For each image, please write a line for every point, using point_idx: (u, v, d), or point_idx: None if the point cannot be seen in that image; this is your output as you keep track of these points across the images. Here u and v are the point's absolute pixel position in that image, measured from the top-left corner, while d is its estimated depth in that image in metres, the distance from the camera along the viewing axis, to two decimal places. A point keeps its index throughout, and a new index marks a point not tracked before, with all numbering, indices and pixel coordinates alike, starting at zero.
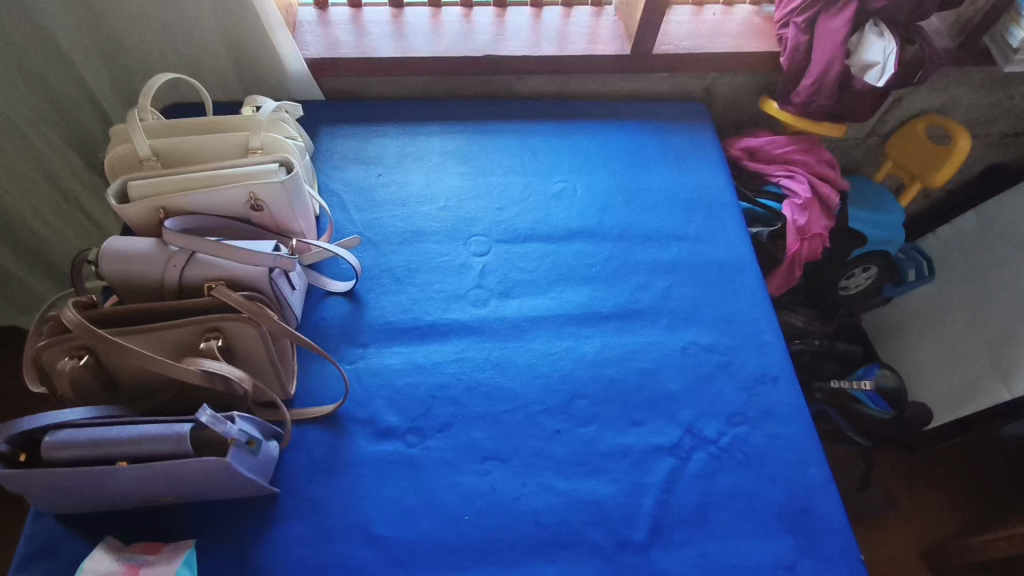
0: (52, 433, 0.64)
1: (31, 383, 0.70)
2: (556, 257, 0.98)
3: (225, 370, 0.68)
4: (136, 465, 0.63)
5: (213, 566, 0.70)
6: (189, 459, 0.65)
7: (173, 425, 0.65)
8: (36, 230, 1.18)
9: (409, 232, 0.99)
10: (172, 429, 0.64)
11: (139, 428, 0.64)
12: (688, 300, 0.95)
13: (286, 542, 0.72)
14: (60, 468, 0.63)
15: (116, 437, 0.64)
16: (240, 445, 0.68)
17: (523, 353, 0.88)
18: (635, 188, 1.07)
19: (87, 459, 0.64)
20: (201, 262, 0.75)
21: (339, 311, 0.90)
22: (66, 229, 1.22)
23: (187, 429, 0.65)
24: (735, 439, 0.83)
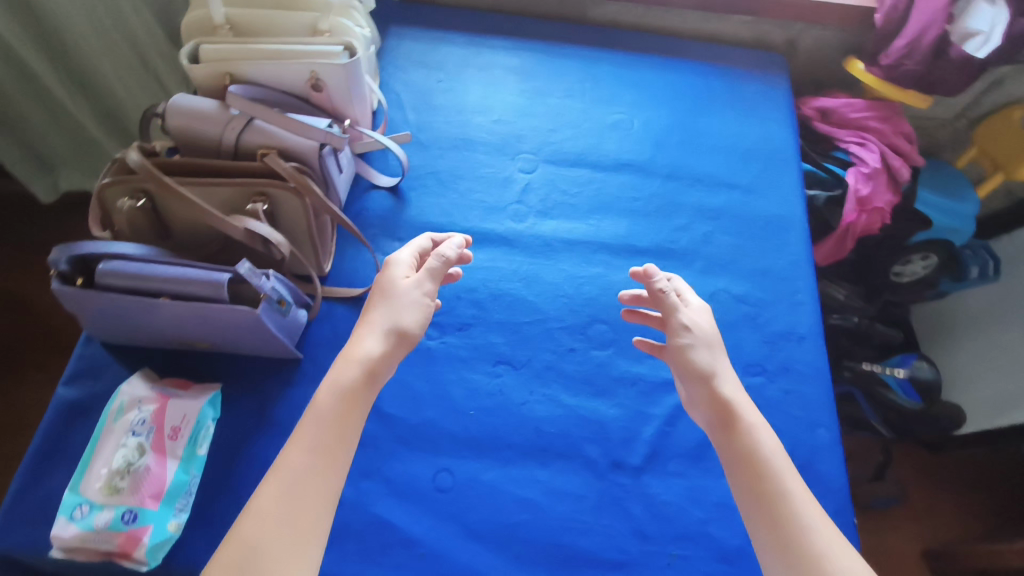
0: (105, 262, 0.69)
1: (94, 226, 0.75)
2: (601, 185, 0.97)
3: (267, 233, 0.71)
4: (176, 302, 0.68)
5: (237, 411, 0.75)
6: (224, 306, 0.69)
7: (214, 273, 0.69)
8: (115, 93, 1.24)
9: (460, 140, 0.99)
10: (212, 276, 0.69)
11: (182, 271, 0.69)
12: (727, 248, 0.94)
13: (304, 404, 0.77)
14: (110, 294, 0.68)
15: (161, 274, 0.68)
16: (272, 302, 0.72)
17: (552, 272, 0.89)
18: (695, 128, 1.03)
19: (133, 289, 0.69)
20: (257, 129, 0.77)
21: (382, 204, 0.93)
22: (142, 96, 1.27)
23: (225, 279, 0.69)
24: (748, 388, 0.83)
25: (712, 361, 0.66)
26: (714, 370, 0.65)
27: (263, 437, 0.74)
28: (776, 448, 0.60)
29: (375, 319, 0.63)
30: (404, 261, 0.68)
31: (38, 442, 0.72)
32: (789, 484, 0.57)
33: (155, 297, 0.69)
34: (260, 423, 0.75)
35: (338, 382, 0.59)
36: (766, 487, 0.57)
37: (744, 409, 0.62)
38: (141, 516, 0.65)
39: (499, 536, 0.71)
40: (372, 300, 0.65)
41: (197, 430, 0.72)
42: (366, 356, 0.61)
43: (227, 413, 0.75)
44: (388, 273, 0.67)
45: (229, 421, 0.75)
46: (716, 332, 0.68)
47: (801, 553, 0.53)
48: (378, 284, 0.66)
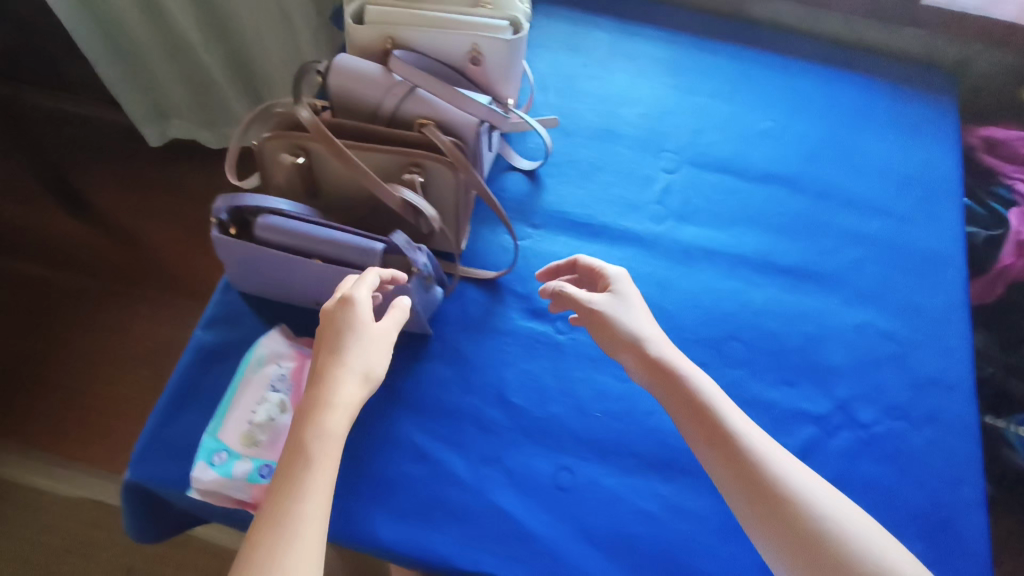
0: (264, 216, 0.69)
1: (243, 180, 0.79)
2: (747, 196, 0.93)
3: (421, 206, 0.70)
4: (329, 265, 0.68)
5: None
6: (374, 275, 0.69)
7: (369, 240, 0.68)
8: (251, 38, 1.31)
9: (603, 131, 0.96)
10: (367, 244, 0.68)
11: (337, 234, 0.68)
12: (876, 278, 0.88)
13: (433, 379, 0.77)
14: (266, 248, 0.69)
15: (316, 235, 0.68)
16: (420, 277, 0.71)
17: (689, 280, 0.86)
18: (853, 147, 0.97)
19: (287, 247, 0.69)
20: (419, 98, 0.75)
21: (519, 187, 0.91)
22: (273, 45, 1.32)
23: (379, 249, 0.68)
24: (889, 432, 0.78)
25: (636, 323, 0.67)
26: (642, 334, 0.66)
27: (393, 407, 0.75)
28: (712, 389, 0.63)
29: (341, 364, 0.58)
30: (365, 288, 0.62)
31: (174, 380, 0.73)
32: (732, 422, 0.61)
33: (307, 258, 0.69)
34: (391, 390, 0.76)
35: (323, 433, 0.55)
36: (713, 429, 0.61)
37: (671, 357, 0.65)
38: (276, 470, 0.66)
39: (618, 546, 0.69)
40: (328, 344, 0.60)
41: None
42: (345, 407, 0.57)
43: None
44: (335, 315, 0.60)
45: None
46: (632, 290, 0.70)
47: (765, 479, 0.57)
48: (331, 326, 0.60)
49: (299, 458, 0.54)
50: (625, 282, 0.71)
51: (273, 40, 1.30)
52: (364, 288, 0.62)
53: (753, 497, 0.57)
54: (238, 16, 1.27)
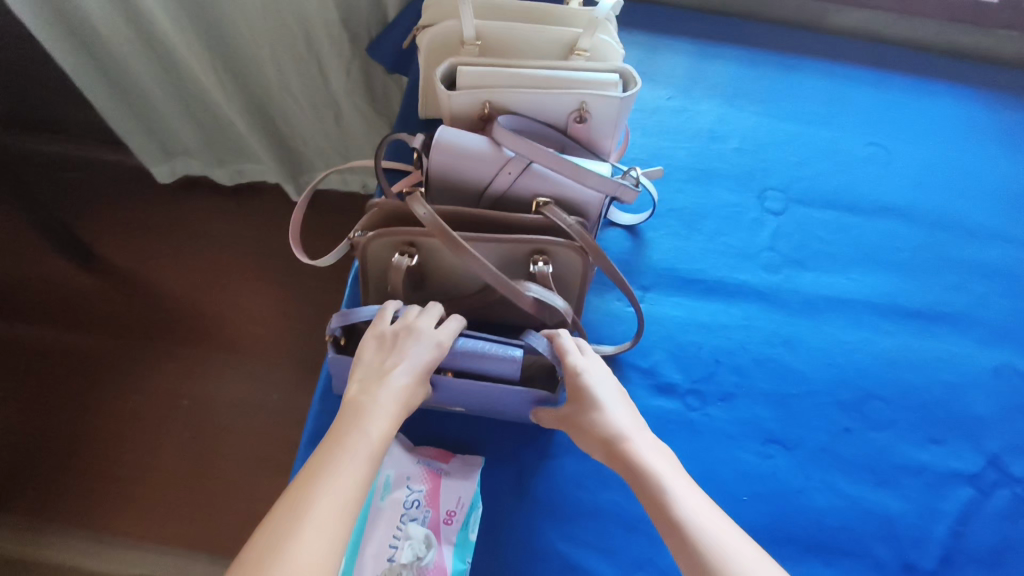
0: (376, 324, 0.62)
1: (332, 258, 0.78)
2: (861, 231, 0.86)
3: (550, 299, 0.63)
4: (463, 381, 0.64)
5: (502, 474, 0.70)
6: (513, 386, 0.65)
7: (508, 347, 0.62)
8: (266, 73, 1.11)
9: (700, 171, 0.89)
10: (504, 352, 0.61)
11: (470, 344, 0.61)
12: (1006, 314, 0.83)
13: (566, 471, 0.71)
14: None
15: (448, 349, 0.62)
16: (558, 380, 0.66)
17: (817, 335, 0.80)
18: (962, 167, 0.91)
19: None
20: (535, 173, 0.67)
21: (620, 244, 0.83)
22: (295, 82, 1.13)
23: (518, 356, 0.61)
24: None
25: (624, 421, 0.56)
26: (624, 432, 0.55)
27: (532, 510, 0.69)
28: (672, 475, 0.51)
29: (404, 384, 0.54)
30: (450, 332, 0.59)
31: None
32: (684, 510, 0.48)
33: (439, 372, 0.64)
34: (524, 489, 0.70)
35: (380, 427, 0.50)
36: (664, 517, 0.49)
37: (641, 447, 0.54)
38: None
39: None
40: (400, 361, 0.55)
41: (470, 513, 0.66)
42: (392, 417, 0.52)
43: (492, 475, 0.70)
44: (412, 338, 0.57)
45: (495, 484, 0.69)
46: (603, 377, 0.59)
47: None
48: (406, 347, 0.56)
49: (355, 438, 0.48)
50: (596, 369, 0.60)
51: (296, 79, 1.12)
52: (453, 333, 0.59)
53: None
54: (250, 53, 1.07)
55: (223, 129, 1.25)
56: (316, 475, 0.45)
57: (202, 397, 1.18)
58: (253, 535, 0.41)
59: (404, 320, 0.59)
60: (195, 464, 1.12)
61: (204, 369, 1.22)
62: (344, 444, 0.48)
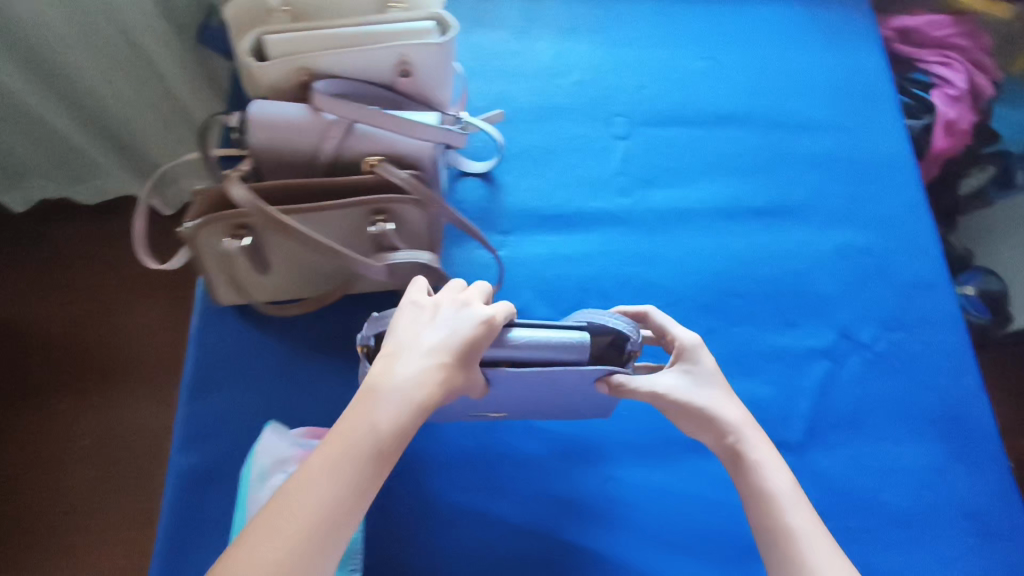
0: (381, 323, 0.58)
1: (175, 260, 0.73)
2: (704, 143, 0.90)
3: (416, 258, 0.66)
4: (527, 370, 0.57)
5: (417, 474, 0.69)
6: (582, 367, 0.58)
7: (569, 331, 0.58)
8: (93, 85, 1.03)
9: (544, 109, 0.89)
10: (571, 338, 0.58)
11: (531, 334, 0.57)
12: (843, 197, 0.89)
13: (484, 450, 0.71)
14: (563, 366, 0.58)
15: (503, 339, 0.57)
16: (630, 354, 0.61)
17: (675, 248, 0.83)
18: (787, 67, 0.96)
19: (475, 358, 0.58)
20: (360, 134, 0.66)
21: (475, 194, 0.84)
22: (128, 88, 1.05)
23: (585, 338, 0.58)
24: (892, 345, 0.81)
25: (730, 409, 0.59)
26: (738, 424, 0.58)
27: (461, 502, 0.68)
28: (788, 488, 0.55)
29: (437, 365, 0.51)
30: (500, 312, 0.55)
31: (166, 516, 0.66)
32: (790, 518, 0.54)
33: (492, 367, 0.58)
34: (443, 486, 0.69)
35: (388, 419, 0.48)
36: (768, 522, 0.54)
37: (753, 444, 0.58)
38: None
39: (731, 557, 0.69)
40: (435, 337, 0.52)
41: None
42: (408, 402, 0.49)
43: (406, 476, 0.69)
44: (456, 313, 0.54)
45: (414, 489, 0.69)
46: (711, 364, 0.61)
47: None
48: (449, 322, 0.53)
49: (347, 433, 0.48)
50: (704, 352, 0.62)
51: (128, 84, 1.05)
52: (502, 311, 0.55)
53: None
54: (67, 64, 0.99)
55: (67, 160, 1.14)
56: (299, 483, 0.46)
57: (84, 433, 1.10)
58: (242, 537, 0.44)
59: (454, 294, 0.56)
60: (91, 504, 1.05)
61: (85, 403, 1.13)
62: (337, 440, 0.48)
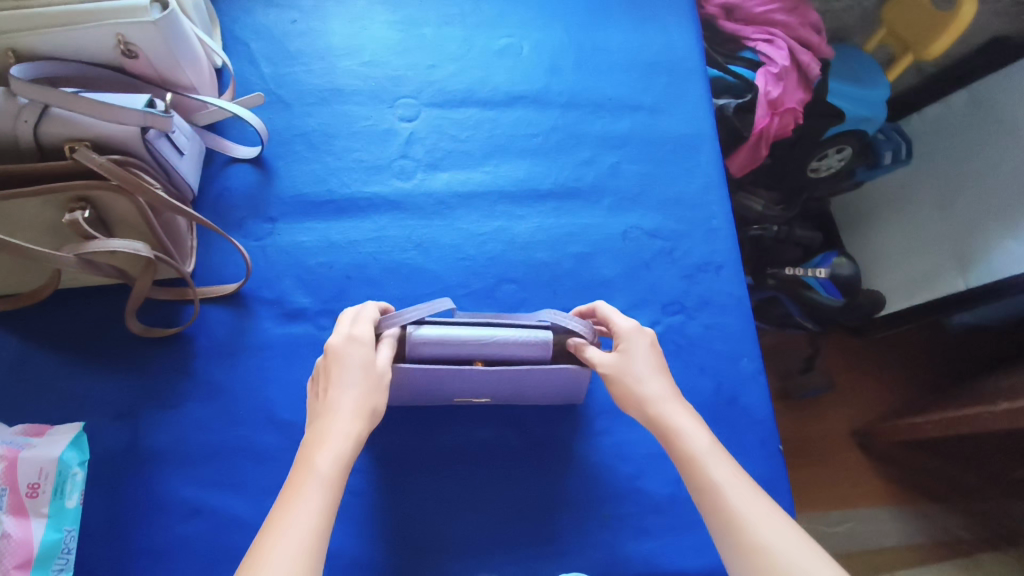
0: (412, 329, 0.61)
1: None
2: (496, 125, 0.87)
3: (127, 246, 0.64)
4: (499, 367, 0.62)
5: (353, 527, 0.66)
6: (544, 363, 0.63)
7: (535, 331, 0.62)
8: None
9: (328, 91, 0.87)
10: (537, 337, 0.61)
11: (500, 335, 0.61)
12: (636, 179, 0.87)
13: (273, 459, 0.68)
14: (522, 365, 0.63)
15: (478, 341, 0.61)
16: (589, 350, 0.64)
17: (450, 234, 0.81)
18: (593, 46, 0.94)
19: (450, 358, 0.62)
20: (56, 118, 0.63)
21: (245, 180, 0.81)
22: None
23: (549, 337, 0.62)
24: (669, 328, 0.80)
25: (654, 382, 0.60)
26: (659, 394, 0.59)
27: (426, 552, 0.66)
28: (705, 447, 0.56)
29: (347, 394, 0.54)
30: (385, 357, 0.57)
31: None
32: (715, 474, 0.55)
33: (466, 363, 0.62)
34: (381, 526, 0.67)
35: (330, 457, 0.51)
36: (697, 481, 0.55)
37: (671, 413, 0.58)
38: None
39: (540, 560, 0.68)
40: (335, 376, 0.55)
41: (61, 480, 0.62)
42: (346, 442, 0.52)
43: (343, 529, 0.66)
44: (351, 353, 0.56)
45: (347, 542, 0.66)
46: (645, 346, 0.62)
47: (745, 551, 0.50)
48: (344, 362, 0.56)
49: (303, 478, 0.50)
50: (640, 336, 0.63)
51: None
52: (387, 353, 0.58)
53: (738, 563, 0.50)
54: None
55: None
56: (281, 516, 0.48)
57: None
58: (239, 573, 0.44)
59: (343, 332, 0.58)
60: None
61: None
62: (295, 487, 0.49)
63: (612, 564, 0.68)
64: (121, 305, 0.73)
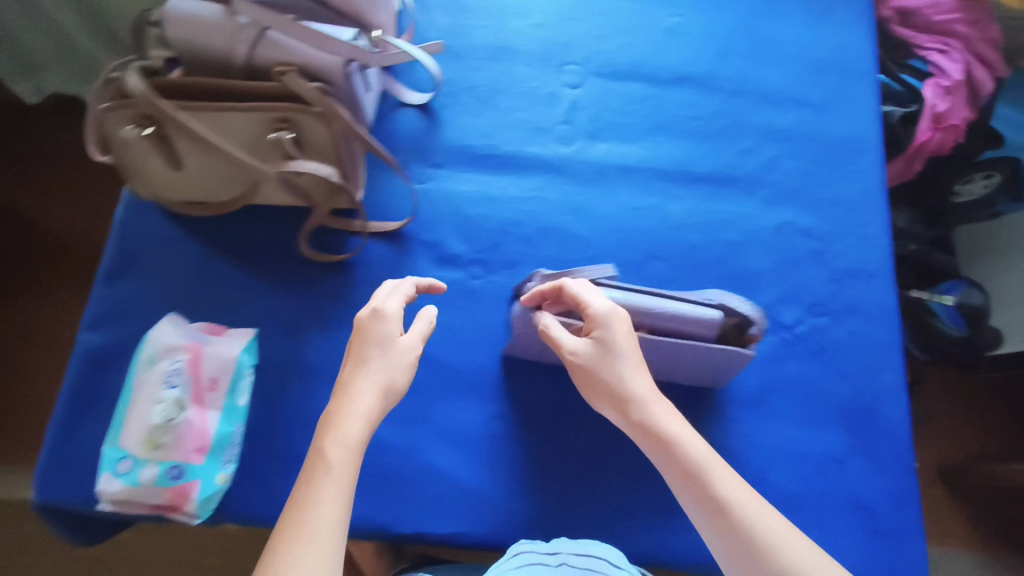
0: (592, 282, 0.65)
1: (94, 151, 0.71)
2: (658, 103, 0.87)
3: (316, 169, 0.66)
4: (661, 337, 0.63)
5: (490, 467, 0.70)
6: (708, 342, 0.63)
7: (703, 310, 0.62)
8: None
9: (497, 49, 0.88)
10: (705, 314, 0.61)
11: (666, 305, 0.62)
12: (793, 174, 0.85)
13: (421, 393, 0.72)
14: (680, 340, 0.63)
15: (646, 309, 0.62)
16: (750, 336, 0.63)
17: (605, 204, 0.82)
18: (763, 35, 0.92)
19: None
20: (270, 41, 0.66)
21: (412, 125, 0.83)
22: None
23: (718, 318, 0.61)
24: (813, 329, 0.79)
25: (642, 382, 0.60)
26: (644, 396, 0.59)
27: (558, 505, 0.69)
28: (703, 455, 0.57)
29: (376, 384, 0.58)
30: (417, 334, 0.62)
31: (67, 392, 0.69)
32: (723, 490, 0.55)
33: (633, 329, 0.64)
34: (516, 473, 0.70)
35: (339, 448, 0.54)
36: (697, 491, 0.56)
37: (660, 417, 0.59)
38: (187, 471, 0.63)
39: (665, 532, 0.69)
40: (356, 358, 0.59)
41: (236, 380, 0.68)
42: (359, 426, 0.55)
43: (480, 468, 0.70)
44: (376, 328, 0.60)
45: (485, 480, 0.69)
46: (622, 332, 0.60)
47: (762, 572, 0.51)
48: (368, 337, 0.60)
49: (317, 473, 0.52)
50: (616, 321, 0.60)
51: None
52: (422, 326, 0.62)
53: (745, 573, 0.52)
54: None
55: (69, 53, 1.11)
56: (303, 510, 0.50)
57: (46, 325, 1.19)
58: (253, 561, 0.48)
59: (371, 306, 0.62)
60: None
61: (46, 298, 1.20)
62: (309, 479, 0.52)
63: None
64: (295, 227, 0.77)
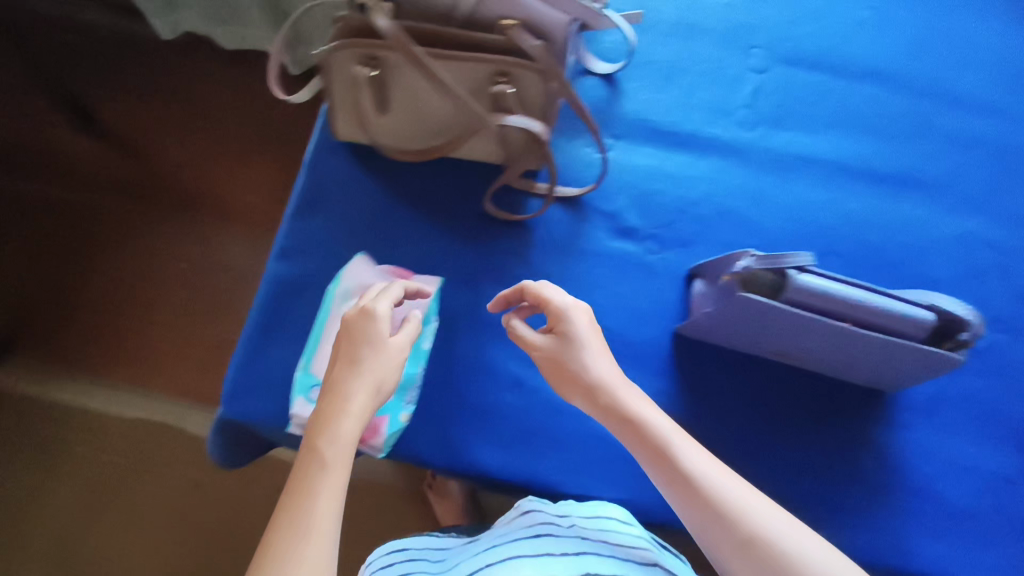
0: (795, 274, 0.61)
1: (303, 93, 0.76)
2: (845, 95, 0.85)
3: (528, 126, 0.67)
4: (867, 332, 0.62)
5: None
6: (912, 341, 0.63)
7: (916, 310, 0.61)
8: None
9: (684, 24, 0.87)
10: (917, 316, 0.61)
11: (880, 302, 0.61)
12: (980, 184, 0.82)
13: None
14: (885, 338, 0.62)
15: (857, 303, 0.61)
16: (958, 341, 0.62)
17: (784, 193, 0.80)
18: (959, 36, 0.88)
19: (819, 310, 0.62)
20: None
21: (595, 92, 0.83)
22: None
23: (929, 319, 0.61)
24: (992, 346, 0.76)
25: (607, 369, 0.63)
26: (608, 380, 0.62)
27: None
28: (668, 428, 0.60)
29: (360, 394, 0.58)
30: (405, 336, 0.63)
31: (256, 314, 0.72)
32: (687, 461, 0.58)
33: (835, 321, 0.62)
34: None
35: (333, 445, 0.55)
36: (671, 470, 0.58)
37: (626, 398, 0.61)
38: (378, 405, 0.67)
39: (826, 527, 0.69)
40: (347, 359, 0.60)
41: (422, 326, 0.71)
42: (353, 421, 0.57)
43: None
44: (363, 326, 0.61)
45: None
46: (585, 323, 0.64)
47: (753, 546, 0.54)
48: (357, 336, 0.60)
49: (312, 468, 0.54)
50: (578, 313, 0.64)
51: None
52: (405, 331, 0.63)
53: (732, 546, 0.54)
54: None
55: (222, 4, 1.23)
56: (306, 509, 0.51)
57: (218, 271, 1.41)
58: (256, 550, 0.50)
59: (360, 305, 0.62)
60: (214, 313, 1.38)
61: (232, 243, 1.43)
62: (305, 475, 0.54)
63: (897, 554, 0.68)
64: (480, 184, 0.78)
